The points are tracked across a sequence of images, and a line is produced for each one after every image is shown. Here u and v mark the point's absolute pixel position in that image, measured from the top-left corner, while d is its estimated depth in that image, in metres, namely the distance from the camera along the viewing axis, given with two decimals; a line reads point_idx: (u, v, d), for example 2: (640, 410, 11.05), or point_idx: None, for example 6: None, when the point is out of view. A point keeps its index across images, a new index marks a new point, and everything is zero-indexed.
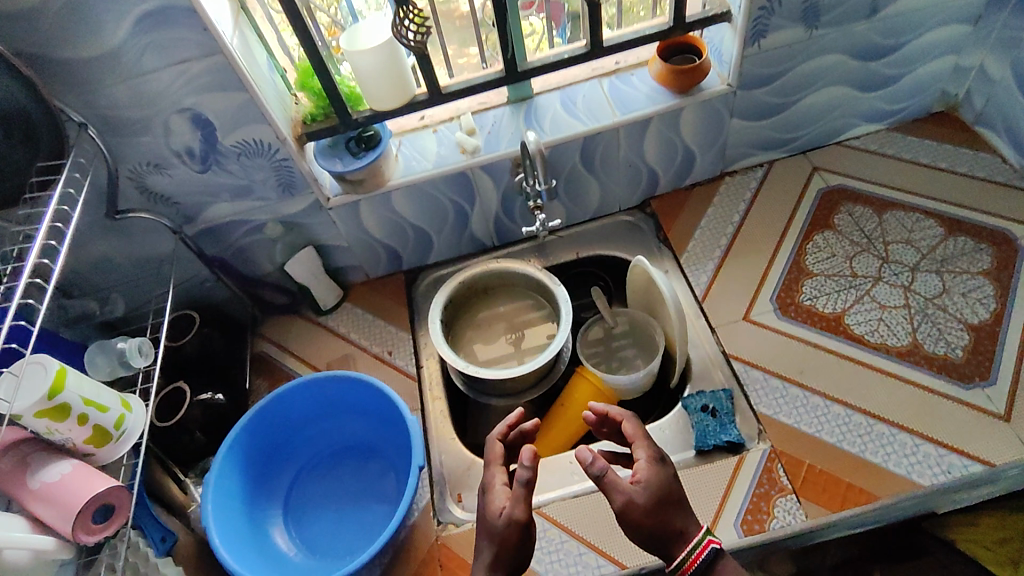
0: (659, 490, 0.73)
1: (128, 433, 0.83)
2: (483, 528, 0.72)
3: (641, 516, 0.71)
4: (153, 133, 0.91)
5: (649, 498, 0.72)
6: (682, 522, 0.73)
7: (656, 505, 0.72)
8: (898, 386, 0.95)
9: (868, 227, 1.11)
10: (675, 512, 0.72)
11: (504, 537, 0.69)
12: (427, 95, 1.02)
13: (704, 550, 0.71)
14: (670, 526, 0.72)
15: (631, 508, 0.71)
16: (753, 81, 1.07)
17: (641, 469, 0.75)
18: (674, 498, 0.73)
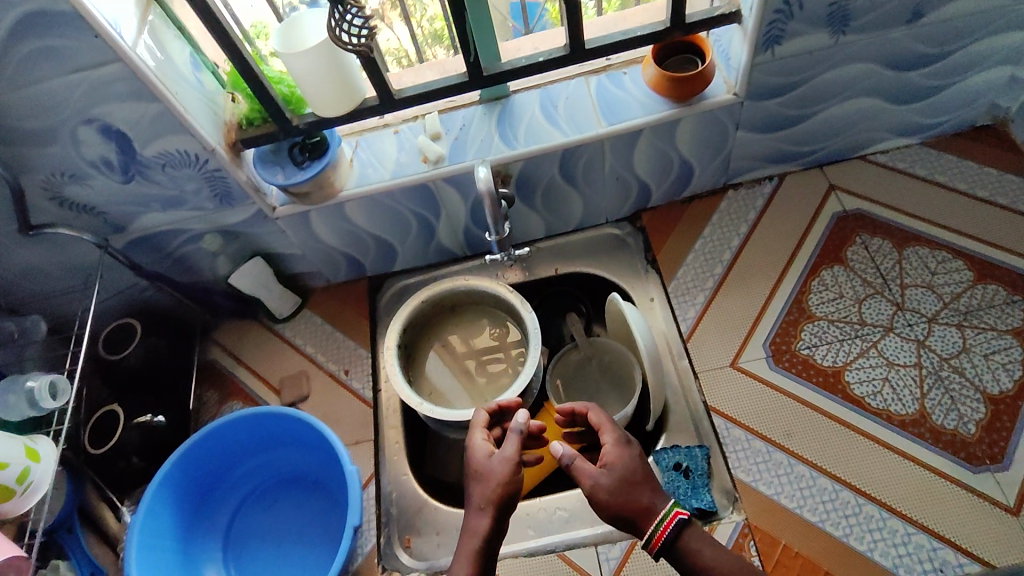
0: (624, 469, 0.72)
1: (36, 486, 0.77)
2: (473, 486, 0.73)
3: (607, 496, 0.70)
4: (59, 144, 0.79)
5: (614, 478, 0.71)
6: (651, 499, 0.70)
7: (621, 485, 0.71)
8: (896, 461, 0.85)
9: (884, 265, 0.98)
10: (643, 490, 0.71)
11: (495, 485, 0.71)
12: (379, 101, 0.88)
13: (672, 524, 0.69)
14: (637, 504, 0.70)
15: (597, 488, 0.71)
16: (764, 91, 0.91)
17: (606, 445, 0.75)
18: (641, 477, 0.72)
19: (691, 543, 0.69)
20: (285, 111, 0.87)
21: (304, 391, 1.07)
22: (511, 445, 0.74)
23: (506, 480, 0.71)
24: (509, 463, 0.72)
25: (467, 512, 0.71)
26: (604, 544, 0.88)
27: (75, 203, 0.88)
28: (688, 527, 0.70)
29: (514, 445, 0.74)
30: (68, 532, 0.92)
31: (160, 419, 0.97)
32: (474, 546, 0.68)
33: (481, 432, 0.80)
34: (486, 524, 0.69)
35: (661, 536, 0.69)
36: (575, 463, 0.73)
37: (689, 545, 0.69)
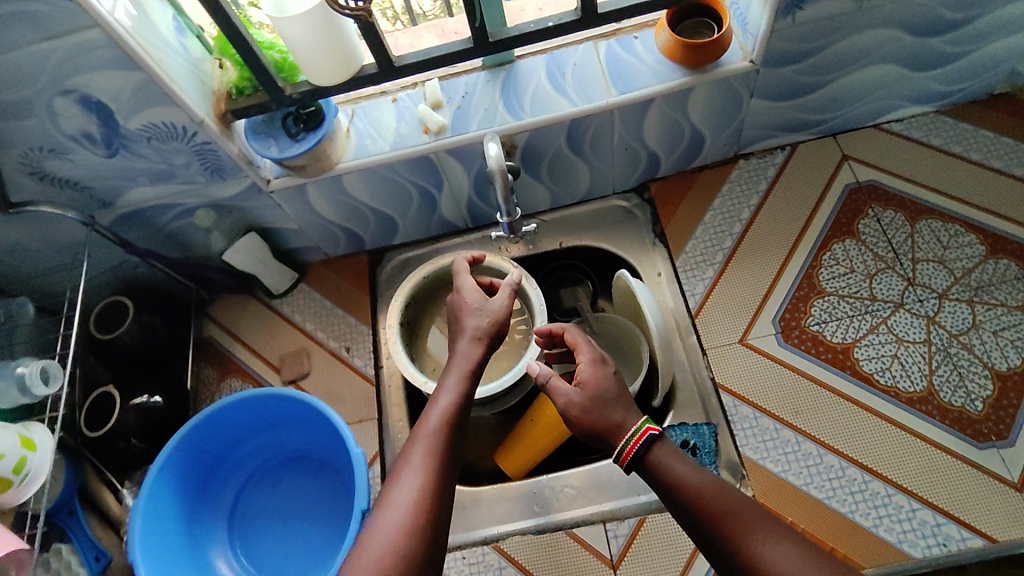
0: (595, 387, 0.79)
1: (34, 475, 0.75)
2: (466, 319, 0.79)
3: (578, 413, 0.78)
4: (37, 116, 0.74)
5: (588, 397, 0.78)
6: (618, 415, 0.77)
7: (591, 404, 0.78)
8: (904, 439, 0.84)
9: (895, 239, 0.96)
10: (612, 408, 0.77)
11: (486, 331, 0.77)
12: (378, 68, 0.83)
13: (641, 439, 0.74)
14: (603, 423, 0.77)
15: (569, 407, 0.79)
16: (781, 58, 0.87)
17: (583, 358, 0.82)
18: (613, 396, 0.78)
19: (659, 456, 0.73)
20: (277, 79, 0.82)
21: (305, 368, 1.06)
22: (503, 296, 0.80)
23: (496, 324, 0.78)
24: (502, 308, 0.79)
25: (457, 343, 0.77)
26: (612, 521, 0.88)
27: (57, 177, 0.83)
28: (659, 444, 0.74)
29: (507, 295, 0.80)
30: (69, 514, 0.90)
31: (157, 399, 0.95)
32: (462, 370, 0.74)
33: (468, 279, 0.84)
34: (476, 354, 0.75)
35: (630, 451, 0.74)
36: (551, 383, 0.82)
37: (657, 457, 0.73)
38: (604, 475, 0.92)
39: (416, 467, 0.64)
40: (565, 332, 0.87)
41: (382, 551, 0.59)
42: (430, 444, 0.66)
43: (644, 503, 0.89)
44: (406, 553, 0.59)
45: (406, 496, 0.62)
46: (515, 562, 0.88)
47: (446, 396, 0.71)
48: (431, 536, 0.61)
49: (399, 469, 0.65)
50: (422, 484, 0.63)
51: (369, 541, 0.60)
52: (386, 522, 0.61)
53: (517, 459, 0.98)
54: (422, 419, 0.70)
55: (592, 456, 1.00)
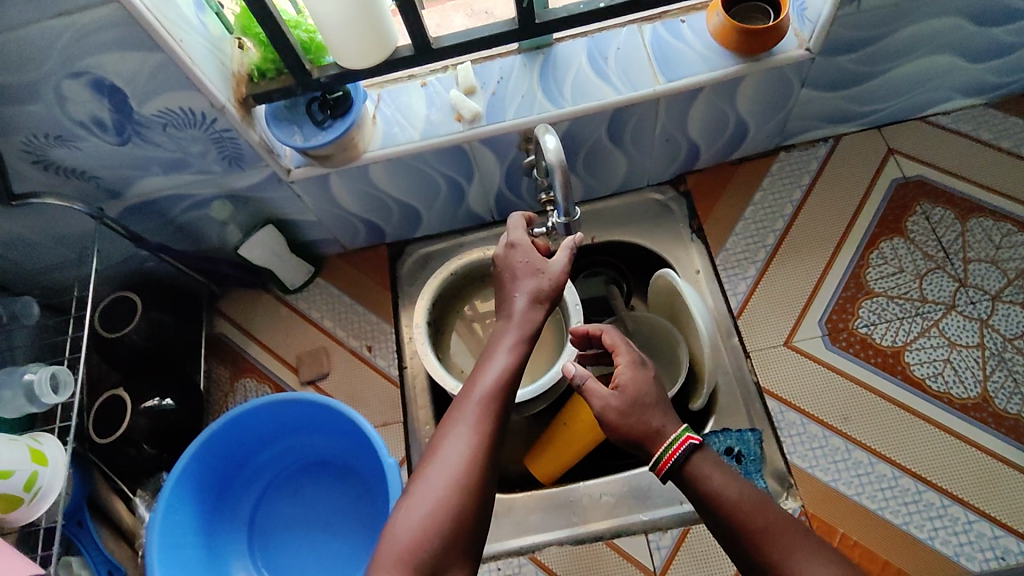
0: (636, 391, 0.68)
1: (46, 492, 0.70)
2: (523, 280, 0.71)
3: (614, 418, 0.67)
4: (44, 100, 0.68)
5: (625, 401, 0.67)
6: (657, 421, 0.66)
7: (631, 408, 0.67)
8: (958, 447, 0.82)
9: (946, 238, 0.93)
10: (653, 414, 0.67)
11: (541, 293, 0.70)
12: (413, 51, 0.77)
13: (682, 448, 0.64)
14: (643, 429, 0.66)
15: (605, 411, 0.68)
16: (839, 46, 0.82)
17: (622, 356, 0.72)
18: (655, 401, 0.68)
19: (697, 469, 0.64)
20: (304, 61, 0.75)
21: (324, 368, 1.00)
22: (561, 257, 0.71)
23: (553, 287, 0.70)
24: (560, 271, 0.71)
25: (513, 299, 0.70)
26: (655, 532, 0.86)
27: (62, 167, 0.77)
28: (698, 453, 0.65)
29: (565, 259, 0.71)
30: (78, 526, 0.85)
31: (169, 402, 0.90)
32: (518, 333, 0.67)
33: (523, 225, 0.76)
34: (533, 317, 0.69)
35: (668, 461, 0.64)
36: (586, 385, 0.70)
37: (695, 469, 0.64)
38: (642, 482, 0.89)
39: (468, 424, 0.60)
40: (604, 332, 0.76)
41: (430, 508, 0.56)
42: (483, 403, 0.62)
43: (685, 512, 0.87)
44: (454, 513, 0.56)
45: (455, 454, 0.58)
46: (551, 572, 0.86)
47: (501, 354, 0.65)
48: (480, 497, 0.58)
49: (449, 425, 0.61)
50: (473, 444, 0.59)
51: (417, 497, 0.57)
52: (434, 479, 0.57)
53: (547, 464, 0.93)
54: (475, 376, 0.65)
55: (626, 461, 0.96)
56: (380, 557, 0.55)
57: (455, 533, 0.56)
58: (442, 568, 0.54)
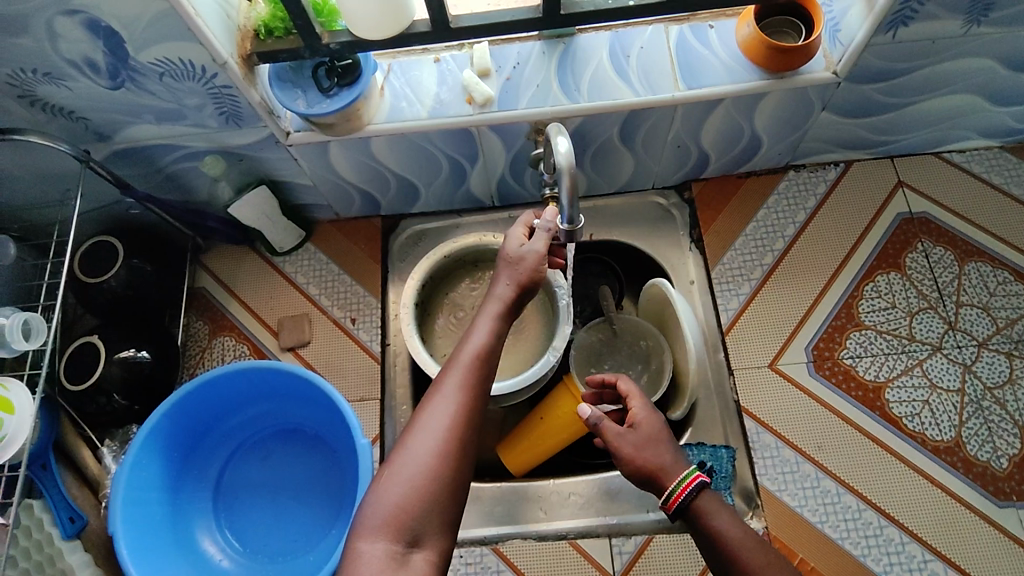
0: (651, 428, 0.70)
1: (12, 438, 0.69)
2: (500, 270, 0.70)
3: (630, 451, 0.68)
4: (36, 35, 0.64)
5: (642, 437, 0.69)
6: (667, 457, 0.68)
7: (646, 443, 0.69)
8: (924, 487, 0.84)
9: (942, 279, 0.93)
10: (666, 450, 0.69)
11: (516, 274, 0.68)
12: (431, 28, 0.74)
13: (691, 485, 0.65)
14: (655, 463, 0.68)
15: (620, 445, 0.69)
16: (866, 74, 0.81)
17: (634, 398, 0.73)
18: (667, 440, 0.70)
19: (708, 509, 0.65)
20: (315, 24, 0.72)
21: (305, 336, 0.98)
22: (538, 241, 0.70)
23: (530, 274, 0.68)
24: (536, 256, 0.69)
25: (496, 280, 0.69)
26: (619, 537, 0.87)
27: (49, 104, 0.74)
28: (708, 490, 0.66)
29: (542, 243, 0.70)
30: (41, 468, 0.81)
31: (145, 355, 0.88)
32: (490, 313, 0.67)
33: (520, 230, 0.73)
34: (505, 295, 0.67)
35: (679, 496, 0.65)
36: (601, 425, 0.71)
37: (705, 507, 0.65)
38: (611, 486, 0.89)
39: (450, 393, 0.60)
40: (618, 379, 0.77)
41: (416, 474, 0.56)
42: (461, 377, 0.61)
43: (651, 521, 0.88)
44: (437, 478, 0.56)
45: (437, 423, 0.58)
46: (516, 570, 0.86)
47: (478, 330, 0.65)
48: (461, 462, 0.58)
49: (432, 397, 0.61)
50: (454, 412, 0.59)
51: (400, 464, 0.57)
52: (418, 446, 0.57)
53: (519, 456, 0.93)
54: (455, 351, 0.64)
55: (598, 461, 0.97)
56: (365, 521, 0.54)
57: (438, 497, 0.56)
58: (425, 533, 0.54)
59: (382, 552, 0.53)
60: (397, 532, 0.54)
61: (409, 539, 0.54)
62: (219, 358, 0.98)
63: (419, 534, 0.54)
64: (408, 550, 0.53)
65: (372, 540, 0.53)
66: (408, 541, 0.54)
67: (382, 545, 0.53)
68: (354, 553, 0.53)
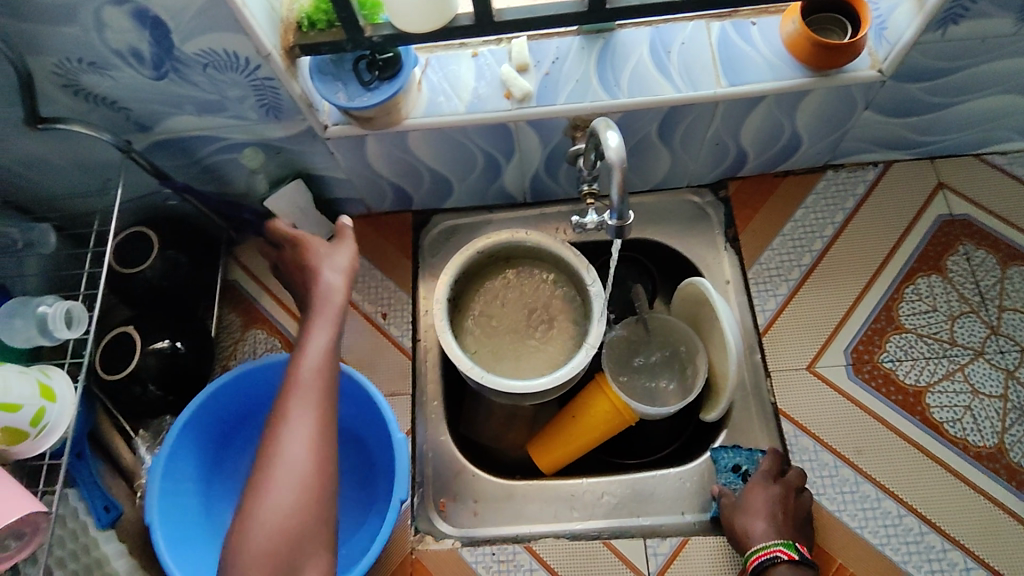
0: (755, 501, 0.79)
1: (53, 426, 0.69)
2: (313, 306, 0.69)
3: (731, 516, 0.81)
4: (83, 24, 0.64)
5: (750, 508, 0.80)
6: (757, 527, 0.78)
7: (745, 512, 0.80)
8: (966, 494, 0.82)
9: (984, 282, 0.91)
10: (756, 520, 0.78)
11: (328, 310, 0.69)
12: (473, 21, 0.73)
13: (764, 555, 0.75)
14: (742, 527, 0.79)
15: (728, 509, 0.82)
16: (912, 73, 0.79)
17: (754, 481, 0.81)
18: (765, 513, 0.78)
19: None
20: (359, 18, 0.71)
21: (337, 331, 0.98)
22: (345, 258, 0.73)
23: (342, 298, 0.70)
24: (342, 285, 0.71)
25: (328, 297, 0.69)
26: (654, 538, 0.85)
27: (92, 94, 0.74)
28: (781, 564, 0.75)
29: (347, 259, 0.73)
30: (77, 457, 0.83)
31: (179, 346, 0.88)
32: (331, 321, 0.67)
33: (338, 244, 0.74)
34: (336, 314, 0.68)
35: (754, 559, 0.76)
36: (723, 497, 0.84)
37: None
38: (645, 486, 0.89)
39: (306, 404, 0.61)
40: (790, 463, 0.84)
41: (284, 509, 0.57)
42: (307, 393, 0.61)
43: (686, 523, 0.87)
44: (309, 492, 0.58)
45: (296, 447, 0.59)
46: (549, 568, 0.84)
47: (313, 341, 0.65)
48: (324, 486, 0.59)
49: (279, 426, 0.60)
50: (311, 430, 0.60)
51: (261, 507, 0.57)
52: (279, 484, 0.57)
53: (551, 455, 0.93)
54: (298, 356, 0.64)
55: (629, 461, 0.97)
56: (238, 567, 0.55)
57: (311, 514, 0.58)
58: (309, 549, 0.57)
59: None
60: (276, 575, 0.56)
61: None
62: (251, 351, 0.98)
63: (300, 554, 0.57)
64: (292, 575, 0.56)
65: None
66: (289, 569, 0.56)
67: None
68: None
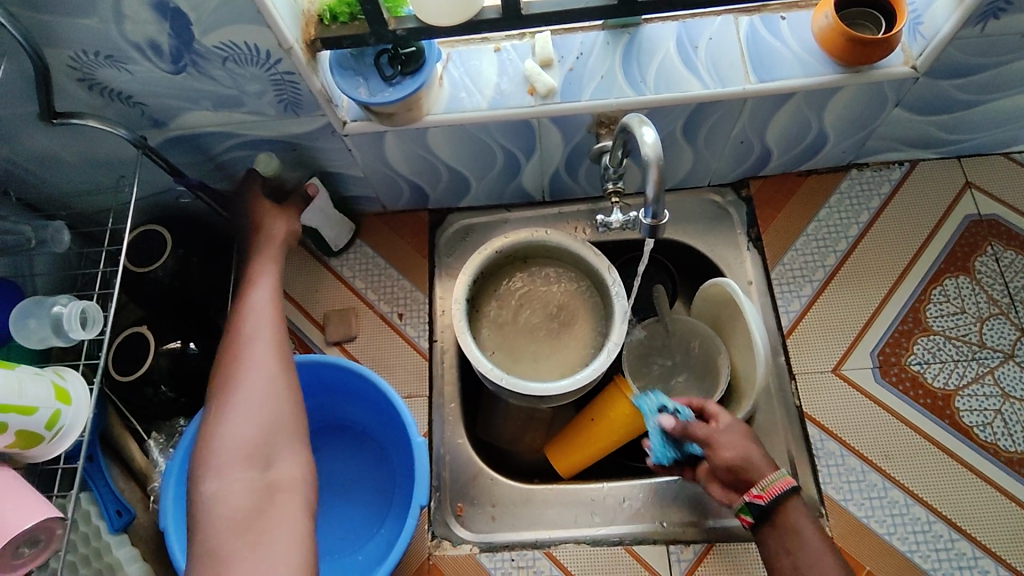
0: (741, 429, 0.75)
1: (68, 430, 0.67)
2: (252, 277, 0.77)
3: (726, 445, 0.73)
4: (100, 15, 0.62)
5: (740, 433, 0.75)
6: (761, 455, 0.73)
7: (743, 440, 0.74)
8: (997, 500, 0.81)
9: (1013, 283, 0.90)
10: (758, 450, 0.73)
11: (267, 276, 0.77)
12: (500, 15, 0.72)
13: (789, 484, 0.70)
14: (744, 454, 0.72)
15: (718, 438, 0.74)
16: (947, 69, 0.77)
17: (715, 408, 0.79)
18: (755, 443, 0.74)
19: (793, 512, 0.70)
20: (383, 11, 0.69)
21: (352, 331, 0.96)
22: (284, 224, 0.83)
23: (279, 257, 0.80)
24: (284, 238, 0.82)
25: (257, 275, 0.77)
26: (676, 544, 0.83)
27: (109, 89, 0.72)
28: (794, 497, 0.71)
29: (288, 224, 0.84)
30: (89, 460, 0.79)
31: (193, 347, 0.86)
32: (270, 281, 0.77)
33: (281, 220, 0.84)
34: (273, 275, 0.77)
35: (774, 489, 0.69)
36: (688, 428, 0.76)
37: (791, 511, 0.70)
38: (668, 491, 0.87)
39: (260, 330, 0.71)
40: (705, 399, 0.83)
41: (250, 412, 0.63)
42: (265, 319, 0.72)
43: (710, 528, 0.85)
44: (276, 394, 0.65)
45: (262, 359, 0.68)
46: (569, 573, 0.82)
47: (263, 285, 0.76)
48: (288, 387, 0.67)
49: (241, 346, 0.69)
50: (272, 347, 0.69)
51: (229, 411, 0.63)
52: (247, 388, 0.65)
53: (570, 458, 0.91)
54: (249, 297, 0.74)
55: (648, 466, 0.95)
56: (211, 464, 0.60)
57: (280, 413, 0.64)
58: (281, 443, 0.63)
59: (240, 476, 0.59)
60: (252, 465, 0.60)
61: (261, 468, 0.60)
62: None
63: (274, 447, 0.62)
64: (268, 463, 0.61)
65: (232, 472, 0.59)
66: (264, 459, 0.61)
67: (240, 469, 0.59)
68: (214, 499, 0.58)
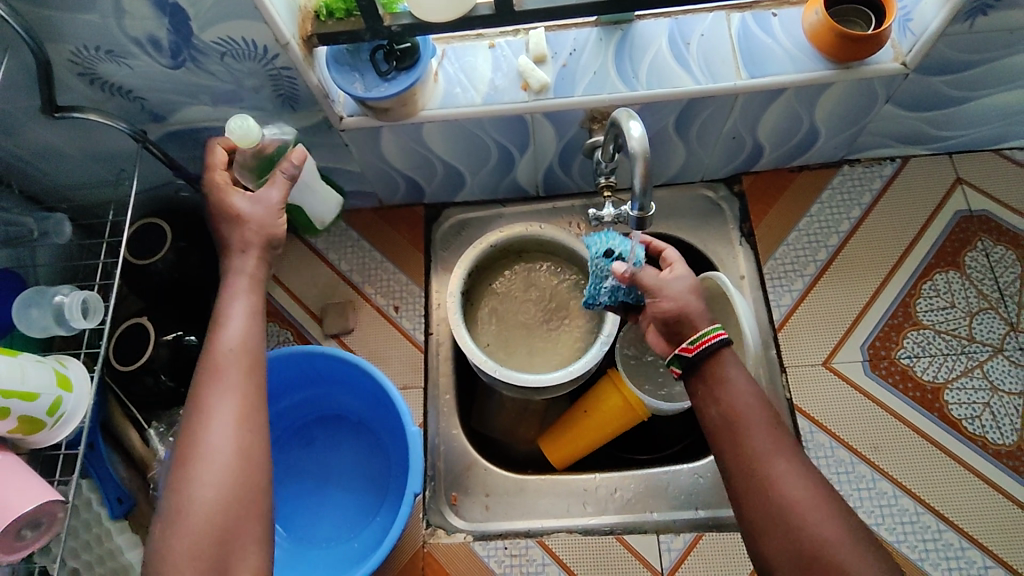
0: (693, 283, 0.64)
1: (69, 417, 0.68)
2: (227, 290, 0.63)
3: (667, 291, 0.64)
4: (101, 10, 0.63)
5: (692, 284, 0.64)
6: (699, 300, 0.63)
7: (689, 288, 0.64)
8: (985, 492, 0.82)
9: (1002, 278, 0.91)
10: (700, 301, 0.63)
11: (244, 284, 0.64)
12: (493, 11, 0.73)
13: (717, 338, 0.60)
14: (681, 301, 0.63)
15: (662, 286, 0.64)
16: (936, 65, 0.78)
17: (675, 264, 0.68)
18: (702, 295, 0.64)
19: (726, 363, 0.60)
20: (378, 7, 0.71)
21: (349, 324, 0.97)
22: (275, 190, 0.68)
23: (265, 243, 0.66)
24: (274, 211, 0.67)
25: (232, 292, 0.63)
26: (667, 534, 0.84)
27: (109, 83, 0.74)
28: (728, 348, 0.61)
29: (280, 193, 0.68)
30: (91, 447, 0.81)
31: (192, 338, 0.87)
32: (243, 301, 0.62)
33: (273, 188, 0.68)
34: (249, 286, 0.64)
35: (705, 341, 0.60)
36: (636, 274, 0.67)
37: (726, 363, 0.60)
38: (659, 482, 0.88)
39: (230, 384, 0.58)
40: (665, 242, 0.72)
41: (206, 506, 0.54)
42: (233, 371, 0.58)
43: (700, 518, 0.86)
44: (241, 478, 0.55)
45: (228, 432, 0.56)
46: (560, 562, 0.84)
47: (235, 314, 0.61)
48: (256, 463, 0.57)
49: (205, 405, 0.57)
50: (241, 409, 0.57)
51: (184, 499, 0.54)
52: (207, 471, 0.54)
53: (563, 449, 0.92)
54: (220, 332, 0.60)
55: (641, 458, 0.96)
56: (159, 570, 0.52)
57: (243, 504, 0.55)
58: (241, 545, 0.54)
59: None
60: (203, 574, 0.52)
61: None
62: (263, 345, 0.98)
63: (230, 550, 0.54)
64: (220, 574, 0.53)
65: None
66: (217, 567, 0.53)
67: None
68: None
